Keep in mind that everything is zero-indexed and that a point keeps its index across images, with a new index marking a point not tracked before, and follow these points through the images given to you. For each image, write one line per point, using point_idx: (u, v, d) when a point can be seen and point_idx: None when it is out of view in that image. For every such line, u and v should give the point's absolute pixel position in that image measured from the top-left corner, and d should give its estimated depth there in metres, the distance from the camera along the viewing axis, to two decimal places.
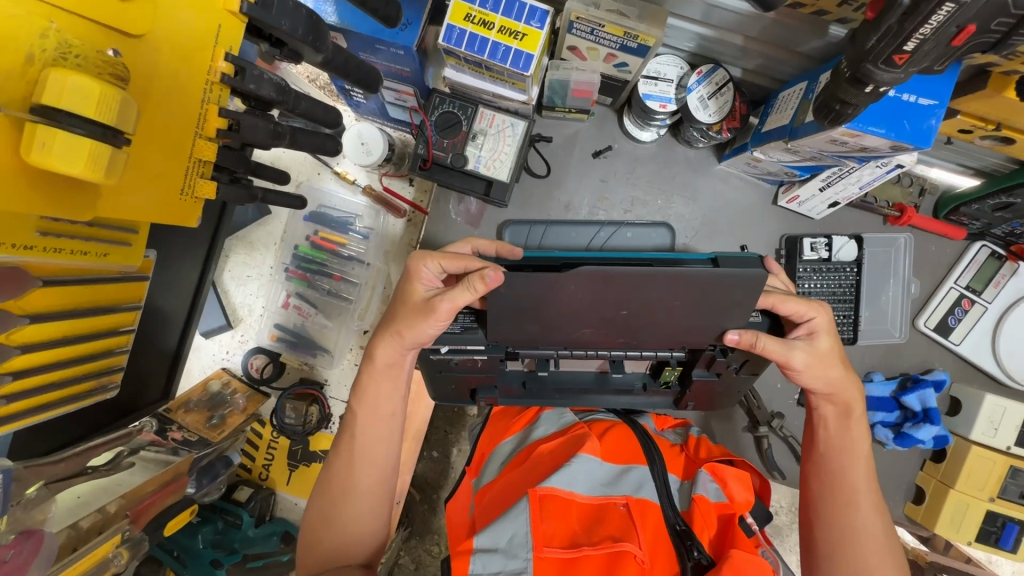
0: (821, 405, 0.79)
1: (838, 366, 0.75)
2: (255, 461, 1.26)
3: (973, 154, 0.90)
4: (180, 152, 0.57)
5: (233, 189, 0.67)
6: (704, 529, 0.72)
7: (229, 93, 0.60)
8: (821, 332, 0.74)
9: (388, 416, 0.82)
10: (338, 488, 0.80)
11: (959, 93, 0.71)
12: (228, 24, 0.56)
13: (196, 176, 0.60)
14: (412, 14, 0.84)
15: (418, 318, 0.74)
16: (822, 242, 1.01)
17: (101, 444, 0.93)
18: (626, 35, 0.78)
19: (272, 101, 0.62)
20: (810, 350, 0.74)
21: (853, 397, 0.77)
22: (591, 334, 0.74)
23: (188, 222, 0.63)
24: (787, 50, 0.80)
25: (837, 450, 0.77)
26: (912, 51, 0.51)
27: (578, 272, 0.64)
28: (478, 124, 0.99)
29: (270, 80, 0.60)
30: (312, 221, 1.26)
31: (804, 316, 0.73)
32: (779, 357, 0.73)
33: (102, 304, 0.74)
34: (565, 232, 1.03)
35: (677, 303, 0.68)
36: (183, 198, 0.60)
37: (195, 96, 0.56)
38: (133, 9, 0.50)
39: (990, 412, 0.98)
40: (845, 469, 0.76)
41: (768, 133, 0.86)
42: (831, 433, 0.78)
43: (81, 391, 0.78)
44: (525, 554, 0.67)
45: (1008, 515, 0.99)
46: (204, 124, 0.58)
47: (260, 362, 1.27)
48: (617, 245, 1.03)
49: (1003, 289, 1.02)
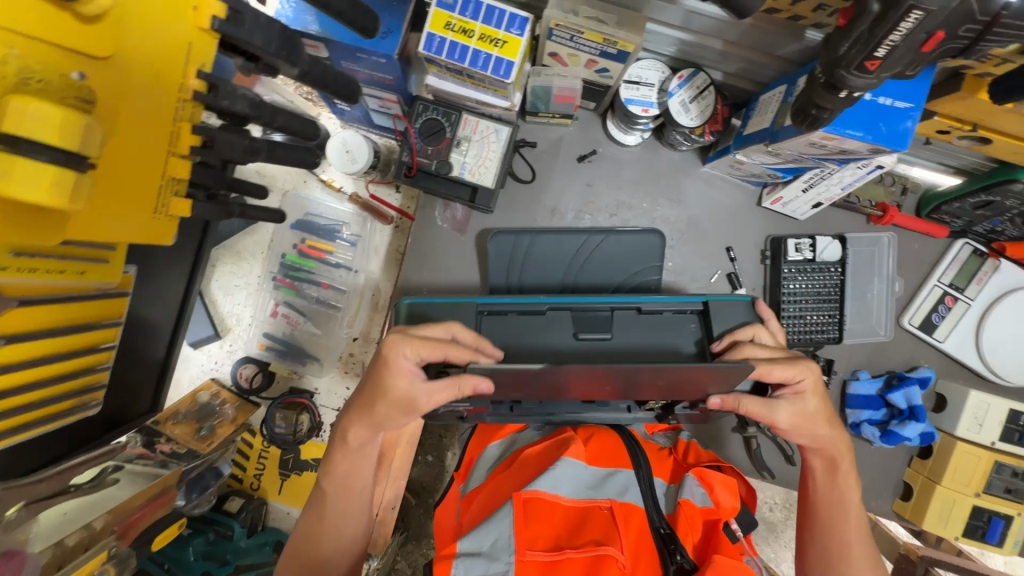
0: (811, 458, 0.81)
1: (824, 425, 0.76)
2: (247, 471, 1.26)
3: (953, 154, 0.91)
4: (153, 168, 0.57)
5: (209, 206, 0.68)
6: (689, 534, 0.72)
7: (204, 109, 0.60)
8: (807, 393, 0.75)
9: (354, 482, 0.80)
10: (307, 563, 0.80)
11: (934, 95, 0.71)
12: (199, 41, 0.56)
13: (170, 195, 0.61)
14: (393, 23, 0.84)
15: (402, 411, 0.73)
16: (806, 242, 1.02)
17: (84, 463, 0.88)
18: (605, 41, 0.78)
19: (246, 116, 0.64)
20: (795, 408, 0.75)
21: (841, 451, 0.79)
22: (584, 391, 0.72)
23: (162, 239, 0.63)
24: (766, 54, 0.80)
25: (826, 503, 0.80)
26: (883, 57, 0.52)
27: (566, 368, 0.62)
28: (461, 131, 0.98)
29: (244, 96, 0.62)
30: (299, 229, 1.26)
31: (790, 379, 0.73)
32: (762, 417, 0.75)
33: (79, 321, 0.74)
34: (553, 240, 0.99)
35: (658, 383, 0.67)
36: (157, 217, 0.60)
37: (167, 113, 0.56)
38: (97, 30, 0.49)
39: (974, 409, 0.99)
40: (836, 521, 0.79)
41: (749, 136, 0.86)
42: (820, 489, 0.81)
43: (62, 409, 0.77)
44: (508, 557, 0.68)
45: (993, 509, 1.00)
46: (177, 143, 0.59)
47: (249, 371, 1.26)
48: (603, 256, 0.99)
49: (985, 286, 1.03)
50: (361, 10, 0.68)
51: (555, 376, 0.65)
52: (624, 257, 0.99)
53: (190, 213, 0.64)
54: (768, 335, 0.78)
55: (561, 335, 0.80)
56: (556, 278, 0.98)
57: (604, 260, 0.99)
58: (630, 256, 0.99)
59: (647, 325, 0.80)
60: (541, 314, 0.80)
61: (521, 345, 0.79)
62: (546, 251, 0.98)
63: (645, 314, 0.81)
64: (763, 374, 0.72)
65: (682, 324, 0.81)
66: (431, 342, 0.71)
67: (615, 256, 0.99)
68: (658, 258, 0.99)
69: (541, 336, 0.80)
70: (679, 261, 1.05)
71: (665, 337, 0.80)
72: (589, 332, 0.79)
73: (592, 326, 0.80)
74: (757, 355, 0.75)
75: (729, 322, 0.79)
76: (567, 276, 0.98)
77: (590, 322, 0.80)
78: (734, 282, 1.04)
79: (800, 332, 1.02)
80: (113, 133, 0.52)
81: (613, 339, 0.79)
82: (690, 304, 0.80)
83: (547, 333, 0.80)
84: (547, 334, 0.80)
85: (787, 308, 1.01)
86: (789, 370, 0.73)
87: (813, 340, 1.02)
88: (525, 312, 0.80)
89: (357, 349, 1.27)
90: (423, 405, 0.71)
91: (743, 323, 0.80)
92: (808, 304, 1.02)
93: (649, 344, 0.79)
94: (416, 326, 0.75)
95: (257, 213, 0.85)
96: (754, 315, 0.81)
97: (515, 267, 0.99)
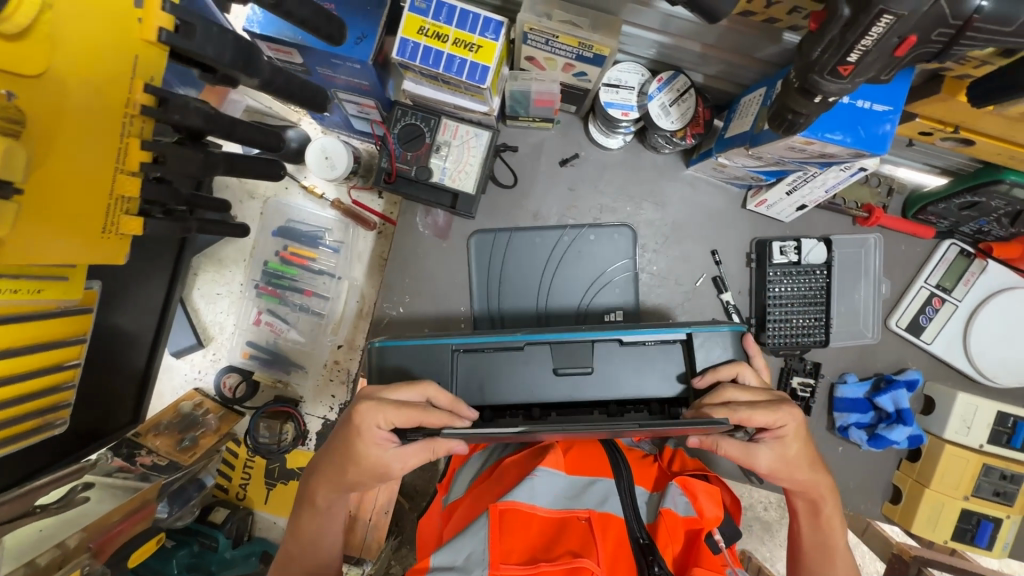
0: (794, 500, 0.80)
1: (806, 470, 0.76)
2: (232, 480, 1.25)
3: (938, 155, 0.90)
4: (99, 185, 0.58)
5: (166, 223, 0.67)
6: (668, 544, 0.71)
7: (154, 124, 0.60)
8: (789, 437, 0.74)
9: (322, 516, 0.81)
10: None
11: (914, 97, 0.70)
12: (145, 55, 0.55)
13: (119, 213, 0.61)
14: (366, 28, 0.83)
15: (377, 476, 0.74)
16: (792, 245, 1.01)
17: (48, 484, 0.82)
18: (580, 45, 0.77)
19: (199, 130, 0.60)
20: (776, 453, 0.75)
21: (824, 495, 0.78)
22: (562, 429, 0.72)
23: (116, 258, 0.63)
24: (745, 56, 0.79)
25: (814, 549, 0.81)
26: (856, 62, 0.52)
27: (539, 432, 0.65)
28: (441, 136, 0.96)
29: (196, 109, 0.59)
30: (281, 236, 1.24)
31: (773, 425, 0.72)
32: (742, 457, 0.75)
33: (44, 339, 0.73)
34: (529, 240, 1.02)
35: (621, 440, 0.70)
36: (106, 235, 0.60)
37: (110, 130, 0.56)
38: (25, 48, 0.49)
39: (963, 411, 0.98)
40: (822, 568, 0.80)
41: (731, 139, 0.85)
42: (806, 533, 0.81)
43: (26, 429, 0.76)
44: (481, 571, 0.66)
45: (982, 512, 0.99)
46: (123, 160, 0.59)
47: (234, 380, 1.22)
48: (580, 251, 1.02)
49: (973, 286, 1.02)
50: (327, 17, 0.67)
51: (532, 437, 0.67)
52: (592, 258, 1.02)
53: (144, 231, 0.64)
54: (753, 374, 0.76)
55: (538, 368, 0.78)
56: (533, 286, 1.01)
57: (582, 254, 1.02)
58: (606, 255, 1.02)
59: (630, 357, 0.78)
60: (518, 350, 0.78)
61: (498, 381, 0.78)
62: (523, 250, 1.02)
63: (628, 345, 0.78)
64: (742, 420, 0.71)
65: (666, 355, 0.78)
66: (403, 410, 0.71)
67: (592, 254, 1.02)
68: (631, 255, 1.02)
69: (518, 373, 0.78)
70: (664, 265, 1.03)
71: (646, 373, 0.78)
72: (569, 367, 0.77)
73: (571, 360, 0.77)
74: (739, 398, 0.72)
75: (714, 353, 0.77)
76: (540, 299, 1.01)
77: (569, 356, 0.77)
78: (719, 285, 1.02)
79: (786, 336, 1.01)
80: (50, 149, 0.54)
81: (594, 373, 0.77)
82: (673, 334, 0.77)
83: (524, 368, 0.78)
84: (524, 368, 0.78)
85: (772, 312, 1.00)
86: (770, 415, 0.72)
87: (799, 344, 1.01)
88: (501, 347, 0.79)
89: (342, 356, 1.25)
90: (396, 470, 0.74)
91: (727, 358, 0.77)
92: (794, 307, 1.01)
93: (629, 380, 0.78)
94: (387, 388, 0.74)
95: (211, 230, 0.82)
96: (741, 350, 0.78)
97: (494, 279, 1.02)
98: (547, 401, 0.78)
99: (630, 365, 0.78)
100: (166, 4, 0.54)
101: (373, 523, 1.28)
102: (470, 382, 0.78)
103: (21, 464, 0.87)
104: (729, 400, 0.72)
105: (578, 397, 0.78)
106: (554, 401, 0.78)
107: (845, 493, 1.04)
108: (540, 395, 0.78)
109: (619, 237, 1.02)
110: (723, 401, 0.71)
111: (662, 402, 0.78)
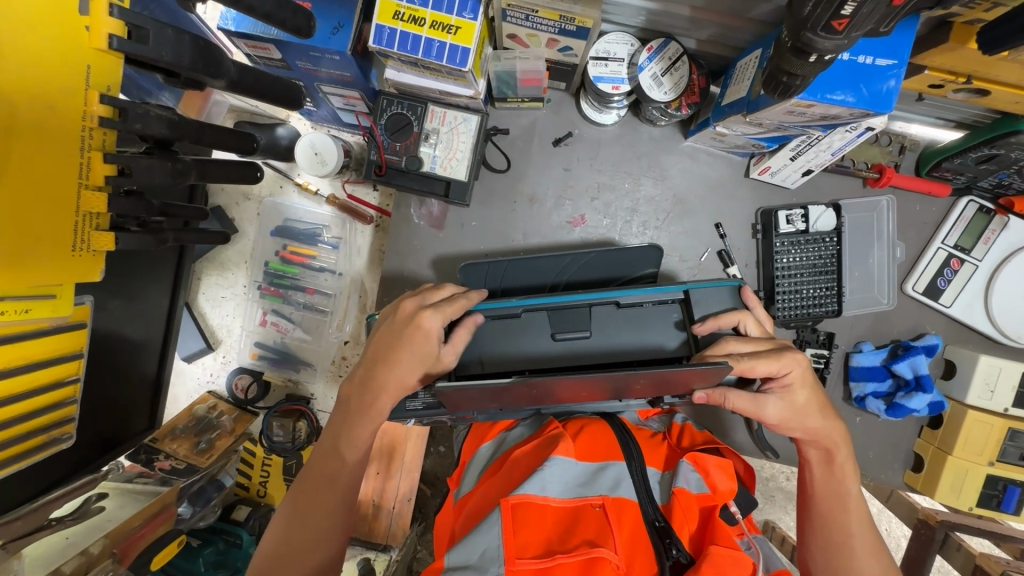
0: (805, 450, 0.76)
1: (816, 416, 0.73)
2: (252, 478, 1.26)
3: (952, 107, 0.85)
4: (64, 205, 0.59)
5: (143, 235, 0.68)
6: (684, 524, 0.69)
7: (117, 138, 0.60)
8: (796, 385, 0.72)
9: (341, 468, 0.75)
10: (313, 492, 0.74)
11: (919, 50, 0.66)
12: (98, 63, 0.55)
13: (89, 229, 0.62)
14: (343, 16, 0.80)
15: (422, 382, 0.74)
16: (799, 213, 0.97)
17: (61, 496, 0.89)
18: (562, 19, 0.75)
19: (166, 138, 0.60)
20: (785, 404, 0.72)
21: (836, 442, 0.75)
22: (571, 394, 0.71)
23: (90, 276, 0.65)
24: (739, 17, 0.75)
25: (825, 497, 0.75)
26: (850, 15, 0.49)
27: (544, 380, 0.66)
28: (428, 124, 0.94)
29: (159, 116, 0.58)
30: (279, 235, 1.23)
31: (777, 375, 0.70)
32: (752, 412, 0.73)
33: (37, 359, 0.73)
34: (532, 262, 0.90)
35: (627, 387, 0.69)
36: (78, 253, 0.62)
37: (70, 146, 0.57)
38: None
39: (985, 374, 0.94)
40: (834, 517, 0.74)
41: (728, 107, 0.81)
42: (817, 481, 0.76)
43: (33, 446, 0.78)
44: (497, 568, 0.65)
45: (1009, 477, 0.96)
46: (87, 175, 0.59)
47: (245, 381, 1.25)
48: (589, 273, 0.89)
49: (993, 245, 0.97)
50: (291, 9, 0.63)
51: (530, 387, 0.67)
52: (614, 263, 0.89)
53: (117, 245, 0.65)
54: (754, 322, 0.75)
55: (537, 334, 0.79)
56: (542, 284, 0.90)
57: (593, 273, 0.89)
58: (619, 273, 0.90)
59: (628, 321, 0.78)
60: (517, 317, 0.79)
61: (499, 353, 0.79)
62: (526, 273, 0.90)
63: (626, 307, 0.78)
64: (745, 371, 0.69)
65: (663, 316, 0.78)
66: (454, 306, 0.74)
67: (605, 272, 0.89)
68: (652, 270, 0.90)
69: (518, 341, 0.79)
70: (666, 242, 1.00)
71: (644, 330, 0.78)
72: (566, 331, 0.78)
73: (568, 326, 0.79)
74: (741, 350, 0.71)
75: (713, 307, 0.77)
76: (559, 277, 0.90)
77: (566, 320, 0.79)
78: (725, 259, 0.99)
79: (797, 308, 0.97)
80: (16, 163, 0.55)
81: (592, 336, 0.78)
82: (669, 294, 0.77)
83: (523, 336, 0.79)
84: (523, 339, 0.79)
85: (781, 284, 0.97)
86: (773, 363, 0.69)
87: (810, 315, 0.98)
88: (500, 317, 0.79)
89: (349, 352, 1.26)
90: (448, 358, 0.74)
91: (728, 309, 0.77)
92: (803, 278, 0.97)
93: (630, 343, 0.78)
94: (429, 298, 0.76)
95: (194, 236, 0.81)
96: (740, 301, 0.78)
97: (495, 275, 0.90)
98: (547, 366, 0.79)
99: (629, 345, 0.78)
100: (113, 9, 0.51)
101: (396, 511, 1.28)
102: (470, 351, 0.80)
103: (38, 478, 0.88)
104: (731, 352, 0.71)
105: (580, 359, 0.78)
106: (554, 366, 0.78)
107: (865, 464, 1.02)
108: (539, 359, 0.78)
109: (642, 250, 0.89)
110: (725, 352, 0.71)
111: (662, 360, 0.78)
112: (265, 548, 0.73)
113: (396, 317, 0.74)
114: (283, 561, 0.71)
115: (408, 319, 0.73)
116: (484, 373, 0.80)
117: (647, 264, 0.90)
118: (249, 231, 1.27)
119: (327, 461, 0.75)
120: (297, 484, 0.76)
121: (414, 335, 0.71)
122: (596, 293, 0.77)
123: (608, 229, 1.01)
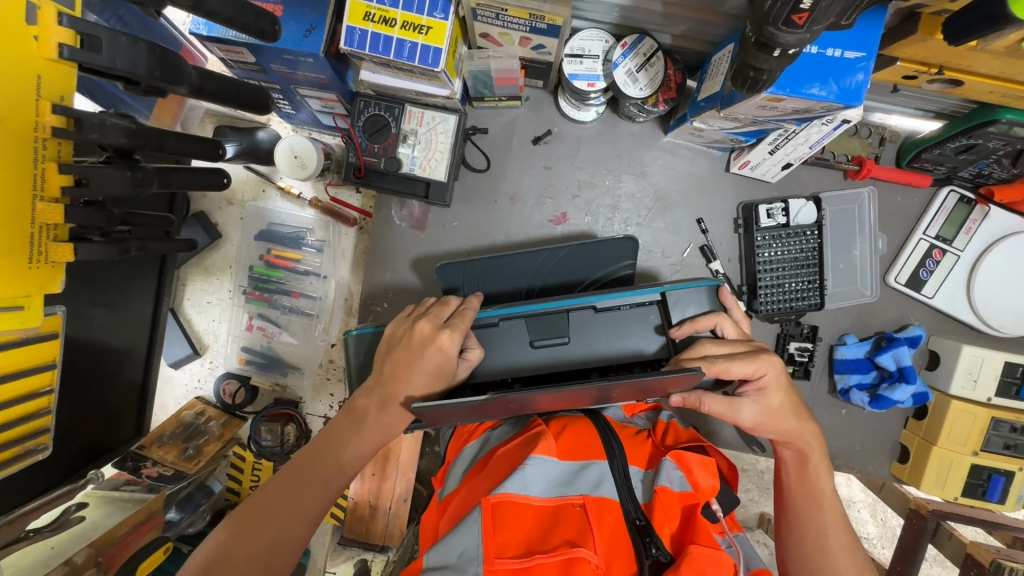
0: (779, 451, 0.77)
1: (791, 419, 0.73)
2: (242, 483, 1.22)
3: (928, 98, 0.84)
4: (20, 215, 0.59)
5: (105, 246, 0.66)
6: (665, 522, 0.69)
7: (72, 149, 0.61)
8: (771, 388, 0.71)
9: (333, 475, 0.70)
10: (293, 493, 0.68)
11: (890, 40, 0.66)
12: (49, 73, 0.56)
13: (46, 241, 0.62)
14: (315, 19, 0.80)
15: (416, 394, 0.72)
16: (779, 207, 0.97)
17: (38, 508, 0.85)
18: (532, 16, 0.75)
19: (124, 146, 0.59)
20: (759, 407, 0.72)
21: (811, 443, 0.74)
22: (547, 403, 0.71)
23: (49, 287, 0.65)
24: (711, 12, 0.75)
25: (800, 496, 0.75)
26: (809, 9, 0.49)
27: (522, 396, 0.66)
28: (406, 125, 0.93)
29: (116, 126, 0.57)
30: (263, 240, 1.22)
31: (752, 377, 0.70)
32: (727, 416, 0.72)
33: (5, 371, 0.73)
34: (509, 262, 0.90)
35: (607, 395, 0.69)
36: (35, 266, 0.62)
37: (23, 158, 0.57)
38: None
39: (968, 364, 0.94)
40: (811, 517, 0.74)
41: (704, 101, 0.80)
42: (792, 481, 0.76)
43: (7, 457, 0.78)
44: (476, 568, 0.65)
45: (993, 466, 0.96)
46: (42, 186, 0.59)
47: (233, 387, 1.24)
48: (568, 270, 0.89)
49: (974, 235, 0.97)
50: (255, 13, 0.62)
51: (507, 403, 0.67)
52: (589, 257, 0.90)
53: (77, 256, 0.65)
54: (732, 325, 0.74)
55: (516, 343, 0.79)
56: (521, 284, 0.89)
57: (571, 270, 0.89)
58: (598, 271, 0.90)
59: (607, 322, 0.78)
60: (494, 328, 0.79)
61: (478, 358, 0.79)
62: (505, 274, 0.89)
63: (603, 312, 0.78)
64: (721, 373, 0.68)
65: (641, 316, 0.78)
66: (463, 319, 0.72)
67: (585, 270, 0.89)
68: (631, 262, 0.90)
69: (497, 350, 0.79)
70: (649, 238, 1.00)
71: (621, 333, 0.78)
72: (545, 338, 0.78)
73: (547, 332, 0.78)
74: (716, 353, 0.71)
75: (689, 310, 0.76)
76: (535, 277, 0.89)
77: (544, 327, 0.78)
78: (707, 254, 0.99)
79: (779, 302, 0.98)
80: None
81: (571, 342, 0.78)
82: (647, 297, 0.77)
83: (502, 345, 0.79)
84: (503, 344, 0.79)
85: (763, 278, 0.97)
86: (748, 367, 0.69)
87: (793, 309, 0.98)
88: (477, 328, 0.79)
89: (337, 354, 1.26)
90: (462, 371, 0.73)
91: (705, 311, 0.76)
92: (785, 271, 0.97)
93: (607, 342, 0.78)
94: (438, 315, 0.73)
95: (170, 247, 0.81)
96: (718, 303, 0.77)
97: (476, 275, 0.90)
98: (528, 375, 0.79)
99: (607, 346, 0.78)
100: (63, 18, 0.52)
101: (393, 511, 1.28)
102: None
103: (19, 488, 0.88)
104: (706, 355, 0.70)
105: (559, 366, 0.79)
106: (536, 374, 0.79)
107: (853, 456, 1.03)
108: (519, 367, 0.79)
109: (619, 245, 0.89)
110: (701, 356, 0.70)
111: (643, 363, 0.78)
112: (222, 537, 0.65)
113: (412, 338, 0.71)
114: (232, 556, 0.63)
115: (425, 341, 0.70)
116: (465, 386, 0.79)
117: (625, 259, 0.90)
118: (233, 236, 1.26)
119: (326, 466, 0.70)
120: (284, 474, 0.70)
121: (422, 347, 0.70)
122: (574, 299, 0.77)
123: (590, 226, 1.01)
